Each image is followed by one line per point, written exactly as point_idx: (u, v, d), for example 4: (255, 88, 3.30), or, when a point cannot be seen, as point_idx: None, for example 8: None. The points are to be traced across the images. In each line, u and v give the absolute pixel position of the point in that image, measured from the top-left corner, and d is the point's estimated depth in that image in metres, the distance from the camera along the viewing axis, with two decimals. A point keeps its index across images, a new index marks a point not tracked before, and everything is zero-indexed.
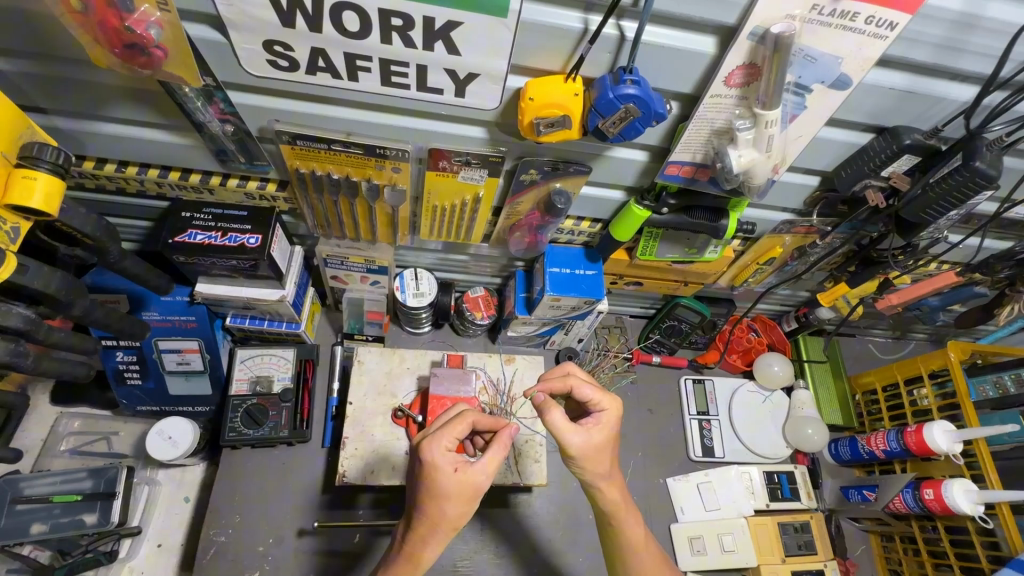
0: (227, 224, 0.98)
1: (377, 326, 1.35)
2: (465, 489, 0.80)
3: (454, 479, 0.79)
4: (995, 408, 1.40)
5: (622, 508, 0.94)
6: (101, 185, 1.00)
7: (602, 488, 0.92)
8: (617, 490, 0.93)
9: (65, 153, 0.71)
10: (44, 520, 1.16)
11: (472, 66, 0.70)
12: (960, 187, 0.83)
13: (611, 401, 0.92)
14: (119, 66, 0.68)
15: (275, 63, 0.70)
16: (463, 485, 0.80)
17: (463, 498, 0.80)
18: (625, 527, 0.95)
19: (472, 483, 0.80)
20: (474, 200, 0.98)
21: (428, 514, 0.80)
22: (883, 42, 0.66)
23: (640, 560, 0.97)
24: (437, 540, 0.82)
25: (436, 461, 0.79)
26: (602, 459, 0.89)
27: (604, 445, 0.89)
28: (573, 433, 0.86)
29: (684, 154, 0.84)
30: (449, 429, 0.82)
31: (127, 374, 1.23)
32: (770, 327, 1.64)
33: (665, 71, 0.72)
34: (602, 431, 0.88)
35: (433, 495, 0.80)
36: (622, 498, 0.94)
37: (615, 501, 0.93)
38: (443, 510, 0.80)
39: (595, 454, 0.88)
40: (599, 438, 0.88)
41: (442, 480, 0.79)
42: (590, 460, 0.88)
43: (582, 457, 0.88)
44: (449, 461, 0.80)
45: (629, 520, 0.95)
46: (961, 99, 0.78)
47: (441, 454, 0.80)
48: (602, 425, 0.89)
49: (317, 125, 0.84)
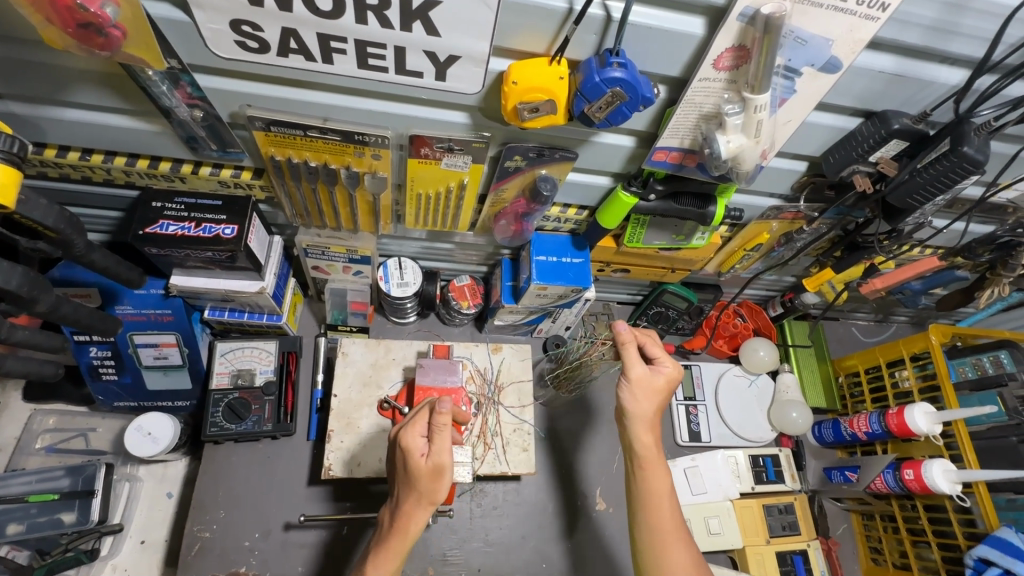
0: (201, 214, 0.95)
1: (361, 317, 1.33)
2: (432, 471, 0.85)
3: (422, 462, 0.85)
4: (974, 390, 1.43)
5: (655, 456, 0.99)
6: (66, 174, 0.96)
7: (636, 428, 1.00)
8: (649, 433, 0.99)
9: (20, 141, 0.68)
10: (20, 520, 1.14)
11: (452, 47, 0.67)
12: (948, 173, 0.83)
13: (672, 360, 1.03)
14: (76, 48, 0.64)
15: (244, 44, 0.67)
16: (427, 467, 0.85)
17: (433, 477, 0.85)
18: (650, 478, 0.99)
19: (436, 465, 0.84)
20: (459, 187, 0.95)
21: (406, 488, 0.88)
22: (875, 24, 0.64)
23: (665, 518, 0.98)
24: (419, 511, 0.87)
25: (405, 444, 0.86)
26: (650, 397, 1.00)
27: (658, 391, 1.01)
28: (637, 362, 1.01)
29: (672, 139, 0.82)
30: (421, 417, 0.89)
31: (102, 370, 1.19)
32: (757, 312, 1.65)
33: (653, 53, 0.70)
34: (663, 374, 1.01)
35: (405, 476, 0.86)
36: (656, 447, 1.00)
37: (650, 447, 0.99)
38: (416, 485, 0.86)
39: (650, 393, 1.00)
40: (660, 381, 1.01)
41: (409, 460, 0.85)
42: (641, 388, 1.00)
43: (637, 389, 0.99)
44: (416, 446, 0.86)
45: (659, 471, 0.99)
46: (950, 83, 0.77)
47: (410, 439, 0.86)
48: (663, 374, 1.02)
49: (292, 111, 0.80)
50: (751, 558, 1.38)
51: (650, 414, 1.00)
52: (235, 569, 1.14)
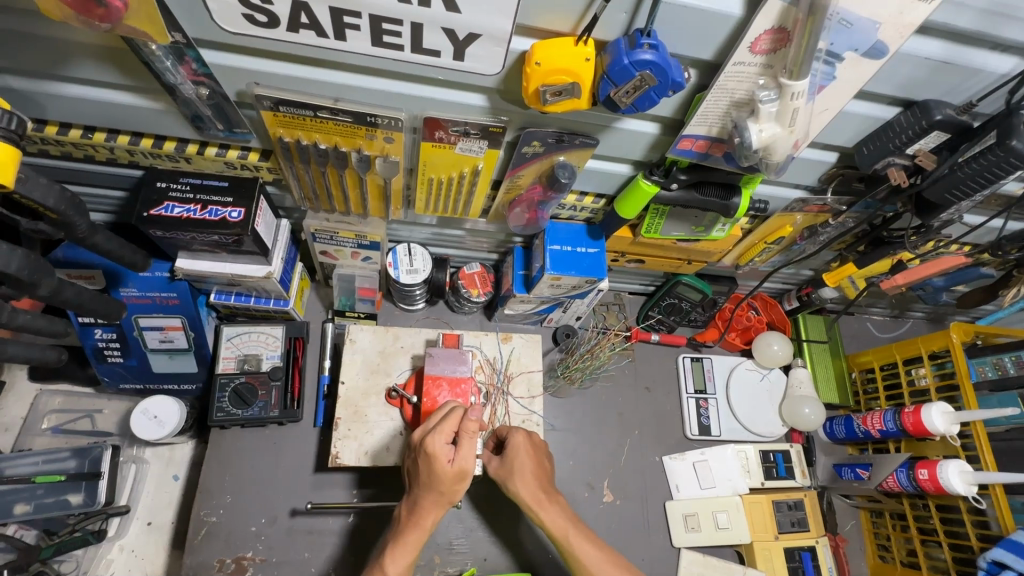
0: (207, 196, 0.92)
1: (369, 303, 1.31)
2: (456, 477, 0.88)
3: (447, 467, 0.88)
4: (994, 389, 1.39)
5: (539, 497, 1.00)
6: (68, 152, 0.93)
7: (516, 490, 1.00)
8: (526, 486, 0.99)
9: (17, 117, 0.64)
10: (28, 500, 1.13)
11: (472, 24, 0.63)
12: (990, 168, 0.79)
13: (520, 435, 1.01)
14: (74, 19, 0.60)
15: (253, 18, 0.63)
16: (453, 473, 0.88)
17: (456, 481, 0.89)
18: (547, 516, 0.99)
19: (462, 471, 0.88)
20: (473, 173, 0.92)
21: (427, 488, 0.90)
22: (928, 6, 0.59)
23: (587, 551, 0.98)
24: (433, 509, 0.91)
25: (433, 450, 0.88)
26: (516, 477, 1.00)
27: (520, 467, 1.00)
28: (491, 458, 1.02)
29: (699, 126, 0.78)
30: (448, 422, 0.90)
31: (108, 352, 1.17)
32: (771, 305, 1.57)
33: (687, 34, 0.65)
34: (519, 453, 1.00)
35: (430, 479, 0.89)
36: (537, 489, 1.00)
37: (534, 492, 1.00)
38: (438, 486, 0.89)
39: (513, 472, 1.00)
40: (517, 460, 1.00)
41: (438, 467, 0.88)
42: (504, 475, 1.01)
43: (502, 476, 1.00)
44: (445, 453, 0.88)
45: (551, 506, 1.00)
46: (1000, 71, 0.72)
47: (440, 447, 0.88)
48: (517, 455, 1.00)
49: (302, 90, 0.77)
50: (759, 553, 1.36)
51: (525, 481, 0.99)
52: (241, 554, 1.14)
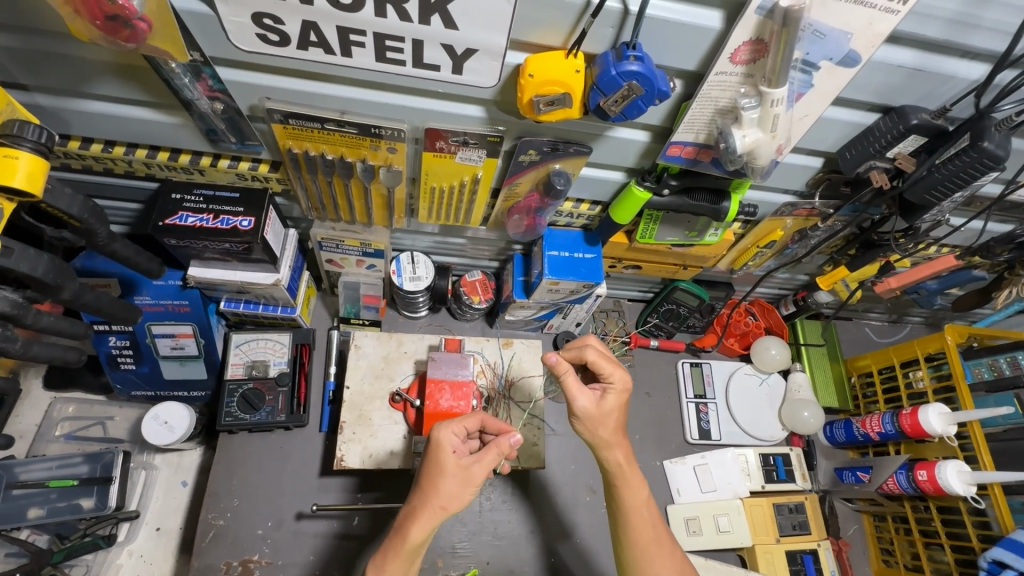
0: (219, 206, 0.96)
1: (374, 311, 1.35)
2: (460, 474, 0.83)
3: (450, 457, 0.82)
4: (990, 390, 1.40)
5: (628, 471, 0.94)
6: (88, 166, 0.97)
7: (605, 450, 0.94)
8: (607, 426, 0.93)
9: (47, 131, 0.69)
10: (41, 505, 1.16)
11: (470, 40, 0.67)
12: (966, 168, 0.83)
13: (622, 375, 0.94)
14: (102, 40, 0.65)
15: (266, 37, 0.68)
16: (458, 468, 0.82)
17: (459, 483, 0.82)
18: (627, 489, 0.94)
19: (468, 470, 0.83)
20: (473, 181, 0.96)
21: (424, 491, 0.82)
22: (895, 17, 0.63)
23: (646, 534, 0.93)
24: (426, 523, 0.81)
25: (440, 438, 0.84)
26: (607, 423, 0.93)
27: (611, 412, 0.93)
28: (581, 391, 0.92)
29: (687, 133, 0.82)
30: (459, 420, 0.88)
31: (121, 359, 1.21)
32: (769, 311, 1.62)
33: (671, 46, 0.70)
34: (613, 398, 0.93)
35: (429, 469, 0.83)
36: (628, 460, 0.95)
37: (624, 464, 0.94)
38: (437, 486, 0.81)
39: (600, 417, 0.92)
40: (609, 404, 0.92)
41: (440, 452, 0.83)
42: (590, 418, 0.92)
43: (586, 419, 0.93)
44: (452, 443, 0.84)
45: (634, 483, 0.95)
46: (971, 78, 0.76)
47: (447, 437, 0.84)
48: (613, 395, 0.93)
49: (312, 104, 0.81)
50: (761, 556, 1.37)
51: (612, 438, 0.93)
52: (248, 557, 1.16)
